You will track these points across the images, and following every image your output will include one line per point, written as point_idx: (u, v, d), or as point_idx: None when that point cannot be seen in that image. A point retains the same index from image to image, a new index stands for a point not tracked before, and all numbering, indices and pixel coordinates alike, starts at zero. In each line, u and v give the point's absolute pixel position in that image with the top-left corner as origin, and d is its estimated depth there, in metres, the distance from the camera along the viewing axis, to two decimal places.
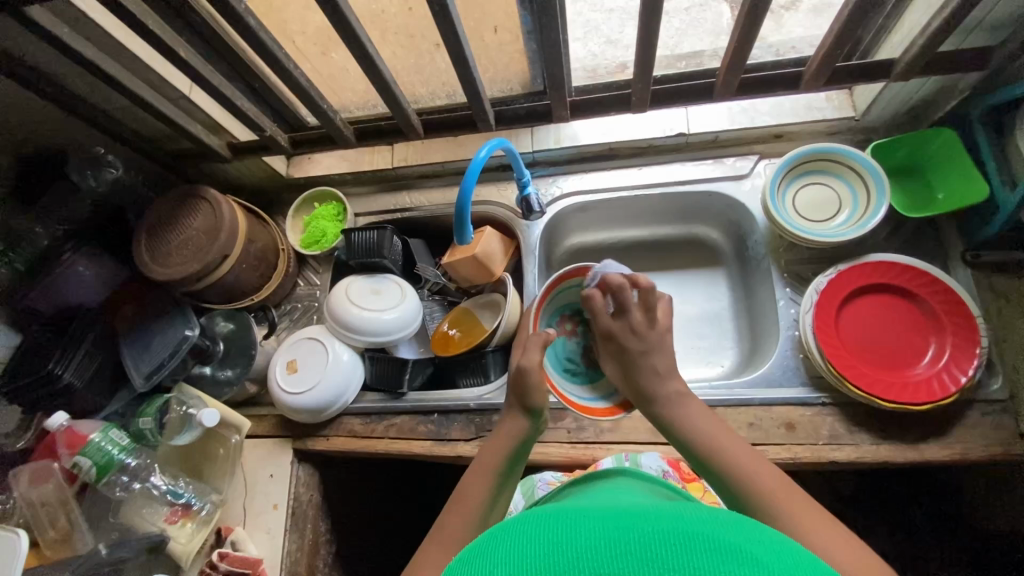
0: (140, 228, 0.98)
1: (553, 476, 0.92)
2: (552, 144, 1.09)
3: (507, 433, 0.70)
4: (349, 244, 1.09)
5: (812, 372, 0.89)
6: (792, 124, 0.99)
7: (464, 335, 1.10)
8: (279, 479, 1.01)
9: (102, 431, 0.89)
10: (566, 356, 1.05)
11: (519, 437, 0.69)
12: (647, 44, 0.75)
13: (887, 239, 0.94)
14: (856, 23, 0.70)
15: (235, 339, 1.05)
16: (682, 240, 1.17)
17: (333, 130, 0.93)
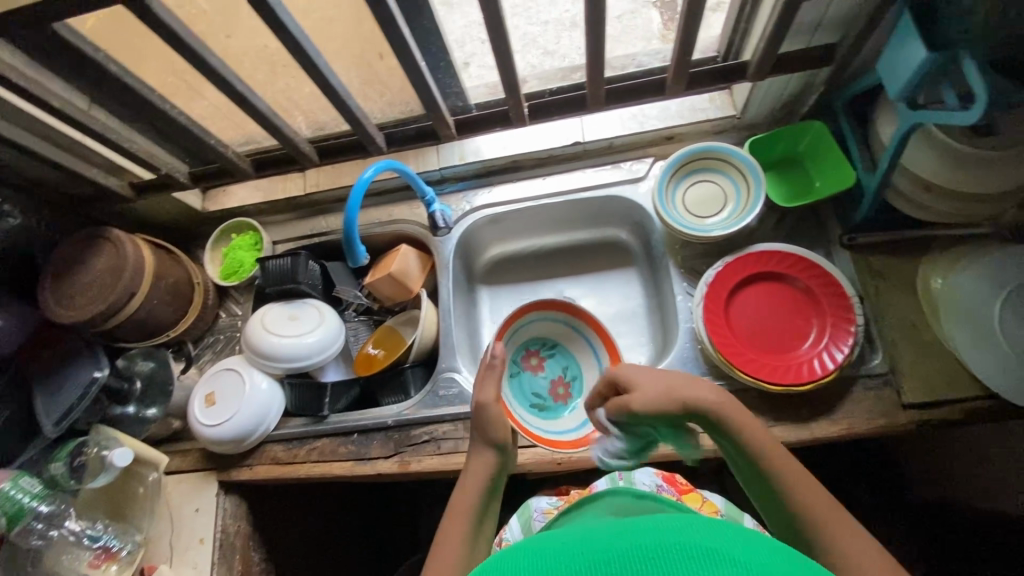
0: (46, 273, 0.98)
1: (549, 504, 1.02)
2: (458, 160, 1.13)
3: (481, 465, 0.75)
4: (264, 272, 1.10)
5: (708, 362, 0.93)
6: (679, 126, 1.03)
7: (389, 350, 1.13)
8: (205, 513, 1.01)
9: (12, 479, 0.89)
10: (532, 390, 1.08)
11: (487, 469, 0.75)
12: (506, 62, 0.78)
13: (774, 229, 0.99)
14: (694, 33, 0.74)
15: (155, 376, 1.05)
16: (596, 243, 1.21)
17: (229, 162, 0.95)
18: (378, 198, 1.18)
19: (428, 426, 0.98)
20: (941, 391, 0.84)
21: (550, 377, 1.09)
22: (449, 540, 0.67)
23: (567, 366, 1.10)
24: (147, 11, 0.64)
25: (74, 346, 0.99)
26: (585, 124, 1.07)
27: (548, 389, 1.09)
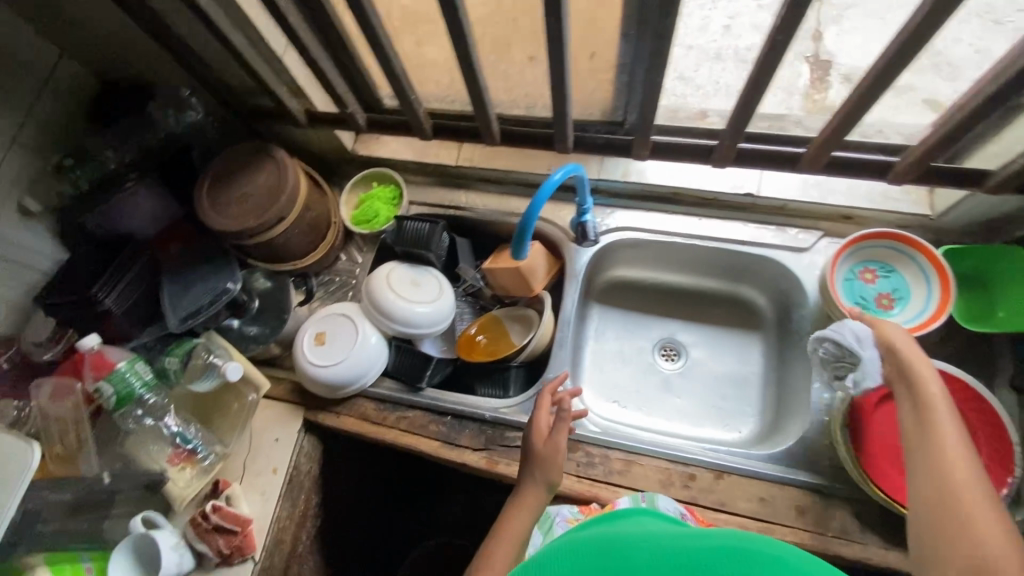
0: (206, 173, 0.99)
1: (572, 513, 0.87)
2: (619, 176, 1.09)
3: (525, 510, 0.76)
4: (399, 229, 1.09)
5: (832, 462, 0.89)
6: (865, 209, 0.98)
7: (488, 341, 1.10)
8: (283, 445, 1.01)
9: (129, 362, 0.91)
10: (861, 289, 0.94)
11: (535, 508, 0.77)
12: (755, 90, 0.75)
13: (938, 344, 0.92)
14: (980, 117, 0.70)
15: (271, 298, 1.07)
16: (725, 297, 1.16)
17: (414, 118, 0.94)
18: (525, 189, 1.15)
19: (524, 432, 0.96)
20: None
21: (881, 290, 0.93)
22: (501, 547, 0.71)
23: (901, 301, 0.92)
24: None
25: (210, 253, 1.01)
26: (763, 178, 1.03)
27: (877, 299, 0.93)
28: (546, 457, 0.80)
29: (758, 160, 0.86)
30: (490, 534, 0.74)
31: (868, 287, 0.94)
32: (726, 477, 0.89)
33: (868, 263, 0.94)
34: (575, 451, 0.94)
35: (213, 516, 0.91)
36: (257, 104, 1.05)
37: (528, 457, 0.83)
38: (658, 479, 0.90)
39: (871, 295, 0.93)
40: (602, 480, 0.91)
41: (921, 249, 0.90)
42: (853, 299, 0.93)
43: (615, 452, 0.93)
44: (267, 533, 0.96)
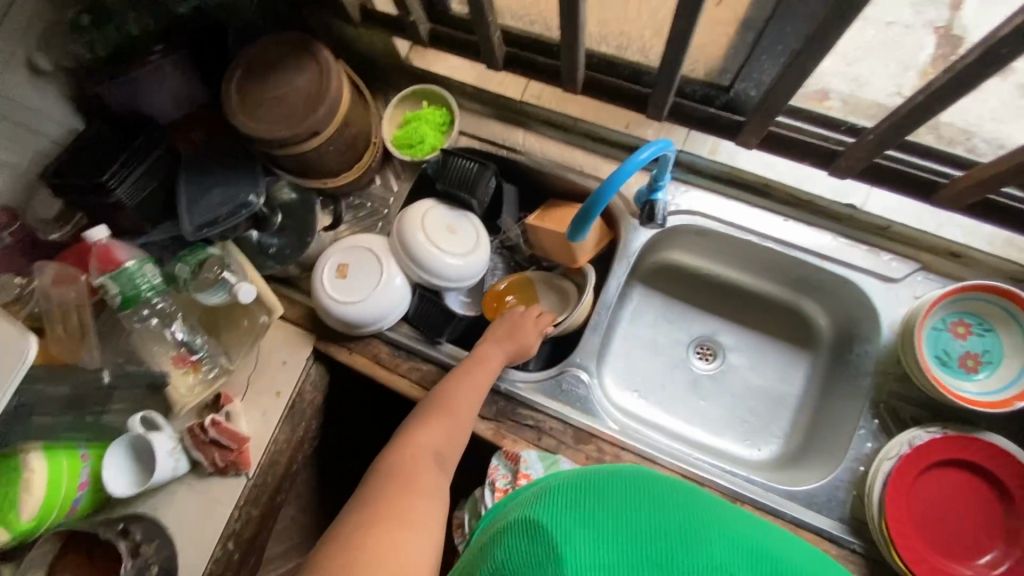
0: (237, 62, 0.85)
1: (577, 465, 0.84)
2: (705, 152, 0.93)
3: (504, 343, 0.90)
4: (443, 165, 0.97)
5: (856, 514, 0.83)
6: (981, 251, 0.84)
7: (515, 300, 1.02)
8: (290, 369, 0.98)
9: (138, 262, 0.85)
10: (946, 343, 0.82)
11: (517, 347, 0.90)
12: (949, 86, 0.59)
13: (1012, 419, 0.82)
14: None
15: (295, 213, 0.98)
16: (782, 307, 1.05)
17: (487, 40, 0.79)
18: (591, 142, 1.01)
19: (537, 412, 0.91)
20: None
21: (970, 348, 0.82)
22: (480, 366, 0.86)
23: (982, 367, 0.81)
24: None
25: (234, 153, 0.91)
26: (873, 191, 0.88)
27: (960, 355, 0.82)
28: (519, 339, 0.90)
29: None
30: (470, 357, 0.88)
31: (958, 343, 0.82)
32: (739, 504, 0.84)
33: (967, 318, 0.82)
34: (587, 443, 0.89)
35: (211, 431, 0.89)
36: None
37: (508, 327, 0.92)
38: None
39: (954, 348, 0.82)
40: None
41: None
42: (934, 352, 0.82)
43: (628, 453, 0.88)
44: (263, 452, 0.95)
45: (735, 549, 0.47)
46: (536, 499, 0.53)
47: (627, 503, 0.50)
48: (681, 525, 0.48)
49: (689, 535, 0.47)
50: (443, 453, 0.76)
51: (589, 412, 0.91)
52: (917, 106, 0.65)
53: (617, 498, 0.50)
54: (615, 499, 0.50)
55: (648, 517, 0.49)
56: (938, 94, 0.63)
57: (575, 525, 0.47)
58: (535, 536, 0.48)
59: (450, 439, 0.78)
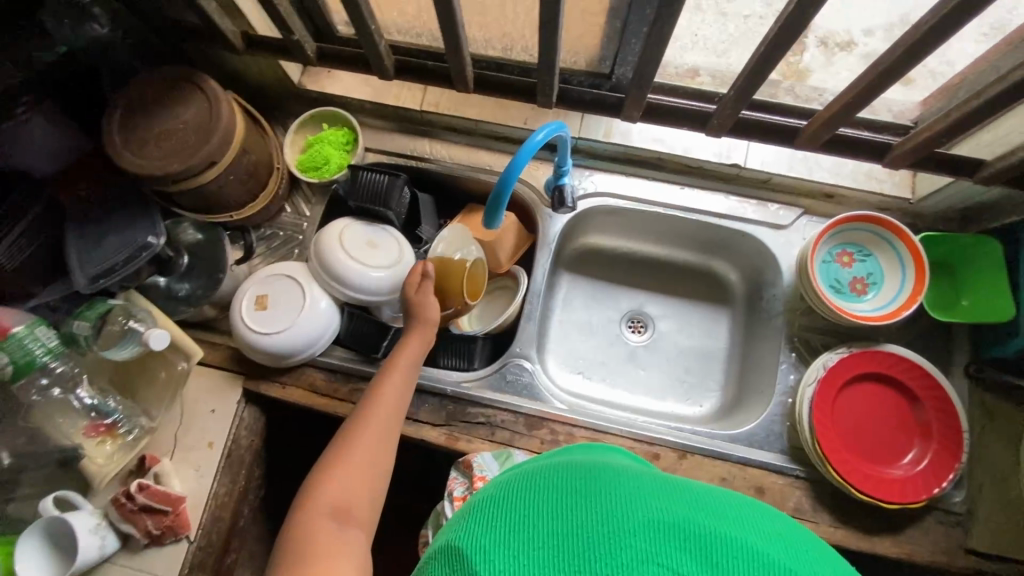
0: (116, 103, 0.82)
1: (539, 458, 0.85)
2: (601, 136, 0.99)
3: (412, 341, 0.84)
4: (354, 181, 0.97)
5: (793, 443, 0.89)
6: (846, 188, 0.95)
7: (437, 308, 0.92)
8: (221, 417, 0.92)
9: (29, 326, 0.78)
10: (835, 275, 0.91)
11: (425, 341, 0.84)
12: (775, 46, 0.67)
13: (903, 329, 0.92)
14: (1005, 101, 0.66)
15: (203, 254, 0.94)
16: (697, 270, 1.12)
17: (374, 53, 0.81)
18: (495, 142, 1.04)
19: (486, 408, 0.91)
20: (1009, 549, 0.82)
21: (855, 274, 0.91)
22: (391, 378, 0.81)
23: (872, 288, 0.90)
24: None
25: (123, 198, 0.86)
26: (750, 149, 0.97)
27: (850, 282, 0.91)
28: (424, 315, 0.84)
29: None
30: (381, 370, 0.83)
31: (842, 273, 0.92)
32: (689, 457, 0.88)
33: (847, 249, 0.92)
34: (539, 428, 0.90)
35: (140, 495, 0.82)
36: (184, 21, 0.87)
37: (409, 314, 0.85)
38: None
39: (843, 277, 0.91)
40: None
41: (896, 233, 0.88)
42: (828, 282, 0.91)
43: (580, 430, 0.90)
44: (203, 511, 0.88)
45: (691, 552, 0.36)
46: (462, 517, 0.43)
47: (556, 504, 0.40)
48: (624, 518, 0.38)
49: (633, 531, 0.37)
50: (353, 505, 0.67)
51: (536, 398, 0.92)
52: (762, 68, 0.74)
53: (546, 500, 0.41)
54: (543, 498, 0.41)
55: (587, 515, 0.38)
56: None
57: (496, 543, 0.37)
58: (454, 566, 0.37)
59: (358, 489, 0.69)
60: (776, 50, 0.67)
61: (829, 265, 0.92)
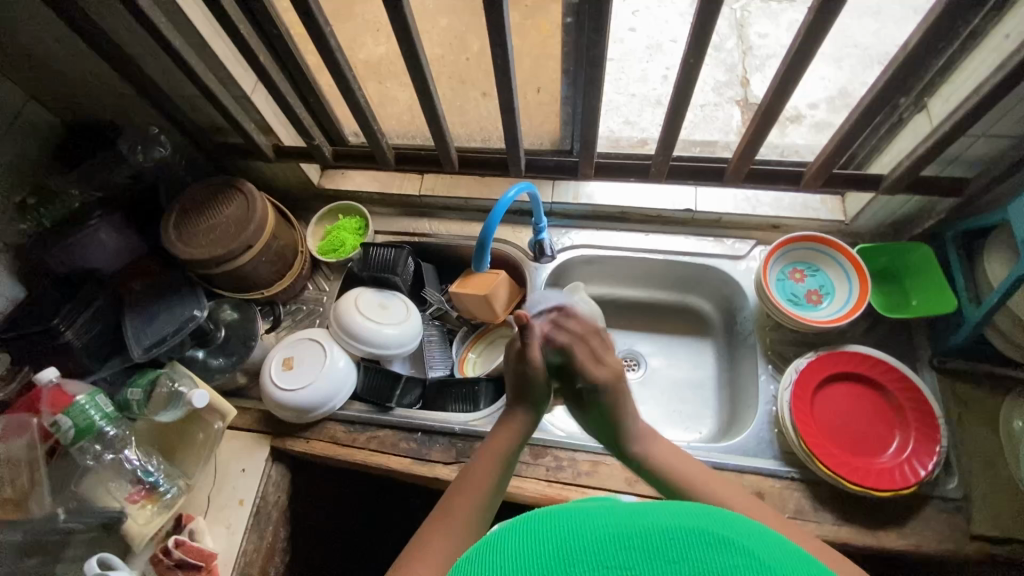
0: (173, 207, 1.02)
1: None
2: (570, 199, 1.17)
3: (507, 433, 0.73)
4: (365, 257, 1.13)
5: (784, 448, 0.94)
6: (789, 218, 1.09)
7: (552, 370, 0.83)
8: (250, 475, 1.00)
9: (89, 395, 0.90)
10: (789, 290, 1.03)
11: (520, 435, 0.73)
12: (675, 116, 0.83)
13: (864, 333, 1.02)
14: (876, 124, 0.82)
15: (237, 328, 1.08)
16: (677, 307, 1.23)
17: (378, 150, 1.01)
18: (483, 215, 1.22)
19: None
20: (1014, 530, 0.84)
21: (808, 287, 1.03)
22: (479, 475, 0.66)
23: (827, 298, 1.01)
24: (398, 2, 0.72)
25: (174, 282, 1.03)
26: (700, 194, 1.14)
27: (805, 294, 1.02)
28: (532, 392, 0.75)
29: (690, 174, 0.95)
30: (467, 466, 0.69)
31: (796, 286, 1.03)
32: None
33: (797, 266, 1.04)
34: (544, 456, 0.97)
35: (177, 550, 0.87)
36: (227, 143, 1.10)
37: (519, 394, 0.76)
38: (625, 477, 0.93)
39: (799, 292, 1.03)
40: (571, 482, 0.93)
41: (835, 247, 1.01)
42: (786, 297, 1.03)
43: (582, 454, 0.96)
44: (233, 568, 0.93)
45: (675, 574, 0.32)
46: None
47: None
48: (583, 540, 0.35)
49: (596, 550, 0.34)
50: None
51: (538, 428, 1.00)
52: (668, 131, 0.86)
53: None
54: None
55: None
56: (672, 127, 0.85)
57: None
58: None
59: None
60: (677, 119, 0.83)
61: (783, 282, 1.04)
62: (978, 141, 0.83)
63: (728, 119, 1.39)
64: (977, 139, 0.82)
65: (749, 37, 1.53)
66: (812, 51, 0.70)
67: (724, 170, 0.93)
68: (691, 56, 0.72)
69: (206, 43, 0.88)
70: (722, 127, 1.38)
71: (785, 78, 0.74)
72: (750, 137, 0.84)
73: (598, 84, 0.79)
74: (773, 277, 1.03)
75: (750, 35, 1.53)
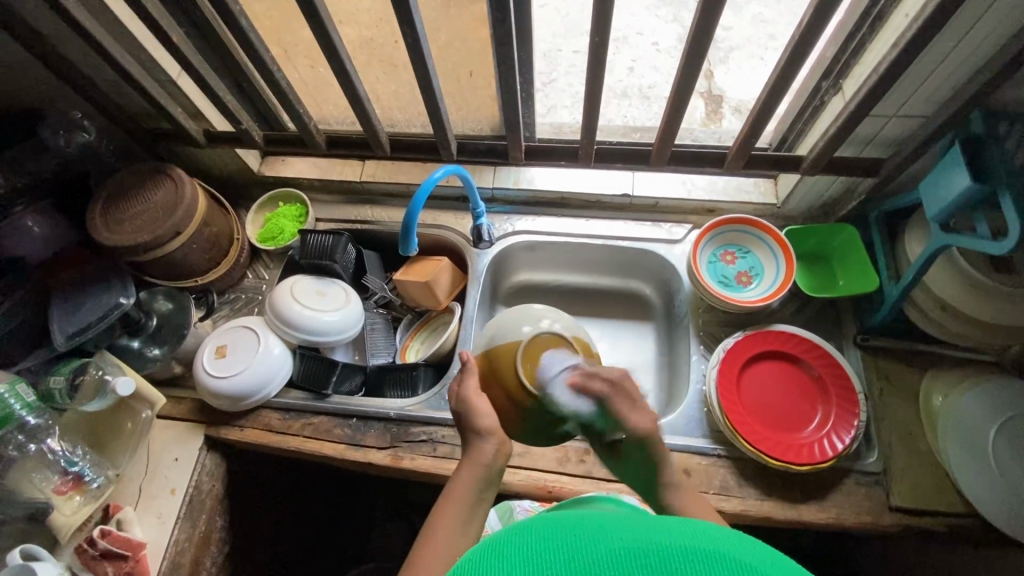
0: (100, 194, 1.00)
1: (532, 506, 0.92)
2: (511, 184, 1.18)
3: (469, 471, 0.62)
4: (303, 244, 1.12)
5: (712, 426, 0.96)
6: (722, 201, 1.11)
7: (510, 414, 0.68)
8: (183, 464, 0.99)
9: (10, 383, 0.88)
10: (720, 271, 1.05)
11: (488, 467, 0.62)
12: (593, 101, 0.83)
13: (793, 313, 1.04)
14: None
15: (171, 318, 1.06)
16: (619, 292, 1.23)
17: (306, 135, 1.00)
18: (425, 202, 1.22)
19: (429, 427, 0.99)
20: (928, 501, 0.87)
21: (738, 268, 1.04)
22: (450, 513, 0.58)
23: (756, 279, 1.03)
24: None
25: (101, 271, 1.00)
26: (637, 179, 1.15)
27: (736, 275, 1.04)
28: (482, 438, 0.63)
29: (620, 157, 0.96)
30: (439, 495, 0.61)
31: (728, 266, 1.05)
32: None
33: (728, 248, 1.06)
34: None
35: (101, 540, 0.86)
36: (158, 129, 1.09)
37: (473, 428, 0.65)
38: (556, 458, 0.94)
39: (730, 274, 1.04)
40: None
41: (763, 229, 1.03)
42: (716, 278, 1.04)
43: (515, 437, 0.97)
44: (163, 558, 0.93)
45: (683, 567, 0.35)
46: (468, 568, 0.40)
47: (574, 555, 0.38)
48: (594, 552, 0.38)
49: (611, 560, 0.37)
50: None
51: None
52: (589, 115, 0.86)
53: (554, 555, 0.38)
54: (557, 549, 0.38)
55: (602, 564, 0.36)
56: (593, 109, 0.85)
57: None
58: None
59: None
60: (596, 101, 0.83)
61: (714, 264, 1.05)
62: (890, 121, 0.84)
63: None
64: (890, 119, 0.84)
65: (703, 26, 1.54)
66: (711, 34, 0.70)
67: (649, 153, 0.94)
68: (597, 36, 0.73)
69: (121, 24, 0.86)
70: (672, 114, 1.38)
71: (689, 63, 0.74)
72: (668, 120, 0.85)
73: (512, 66, 0.79)
74: (704, 260, 1.05)
75: None
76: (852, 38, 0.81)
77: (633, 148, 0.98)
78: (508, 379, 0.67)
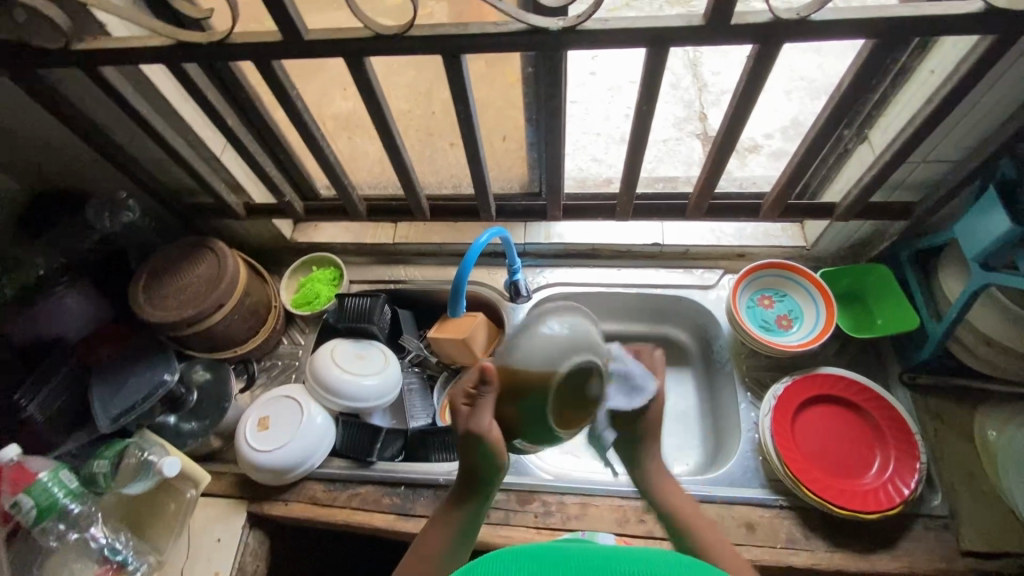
0: (142, 270, 1.01)
1: None
2: (542, 238, 1.20)
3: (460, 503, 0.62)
4: (341, 308, 1.12)
5: (770, 475, 0.94)
6: (752, 247, 1.13)
7: (526, 430, 0.60)
8: (226, 544, 0.96)
9: (53, 471, 0.85)
10: (759, 316, 1.06)
11: (472, 503, 0.61)
12: (634, 161, 0.87)
13: (836, 354, 1.04)
14: None
15: (209, 390, 1.04)
16: (654, 339, 1.23)
17: (348, 203, 1.02)
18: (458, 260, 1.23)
19: None
20: (1000, 543, 0.85)
21: (777, 313, 1.06)
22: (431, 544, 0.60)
23: (797, 324, 1.04)
24: (364, 68, 0.73)
25: (143, 348, 1.00)
26: (666, 228, 1.17)
27: (776, 320, 1.05)
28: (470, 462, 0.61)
29: (656, 211, 0.99)
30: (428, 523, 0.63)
31: (767, 311, 1.06)
32: None
33: (765, 293, 1.07)
34: (531, 502, 0.95)
35: None
36: (197, 203, 1.10)
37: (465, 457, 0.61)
38: (615, 518, 0.92)
39: (770, 319, 1.05)
40: (560, 527, 0.92)
41: (799, 272, 1.05)
42: (758, 324, 1.05)
43: (570, 497, 0.95)
44: None
45: None
46: None
47: None
48: None
49: None
50: None
51: (525, 473, 0.98)
52: (629, 173, 0.89)
53: None
54: None
55: None
56: (633, 167, 0.88)
57: None
58: None
59: None
60: (636, 160, 0.86)
61: (753, 310, 1.06)
62: (920, 166, 0.88)
63: (692, 152, 1.45)
64: (918, 165, 0.87)
65: (703, 75, 1.61)
66: (754, 96, 0.73)
67: (685, 206, 0.97)
68: (642, 104, 0.76)
69: (174, 109, 0.89)
70: (686, 161, 1.43)
71: (731, 123, 0.77)
72: (708, 175, 0.87)
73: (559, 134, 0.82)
74: (744, 305, 1.06)
75: (704, 73, 1.61)
76: (877, 92, 0.85)
77: (667, 201, 1.01)
78: (537, 407, 0.57)
